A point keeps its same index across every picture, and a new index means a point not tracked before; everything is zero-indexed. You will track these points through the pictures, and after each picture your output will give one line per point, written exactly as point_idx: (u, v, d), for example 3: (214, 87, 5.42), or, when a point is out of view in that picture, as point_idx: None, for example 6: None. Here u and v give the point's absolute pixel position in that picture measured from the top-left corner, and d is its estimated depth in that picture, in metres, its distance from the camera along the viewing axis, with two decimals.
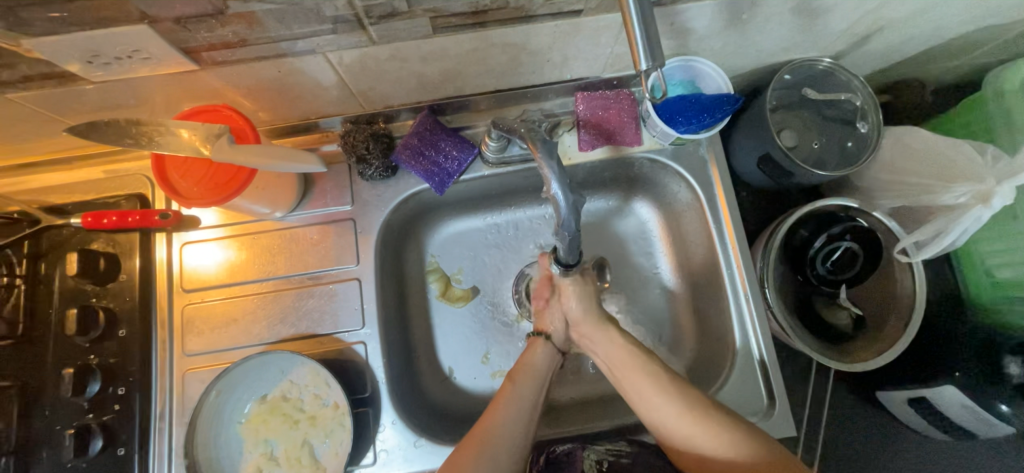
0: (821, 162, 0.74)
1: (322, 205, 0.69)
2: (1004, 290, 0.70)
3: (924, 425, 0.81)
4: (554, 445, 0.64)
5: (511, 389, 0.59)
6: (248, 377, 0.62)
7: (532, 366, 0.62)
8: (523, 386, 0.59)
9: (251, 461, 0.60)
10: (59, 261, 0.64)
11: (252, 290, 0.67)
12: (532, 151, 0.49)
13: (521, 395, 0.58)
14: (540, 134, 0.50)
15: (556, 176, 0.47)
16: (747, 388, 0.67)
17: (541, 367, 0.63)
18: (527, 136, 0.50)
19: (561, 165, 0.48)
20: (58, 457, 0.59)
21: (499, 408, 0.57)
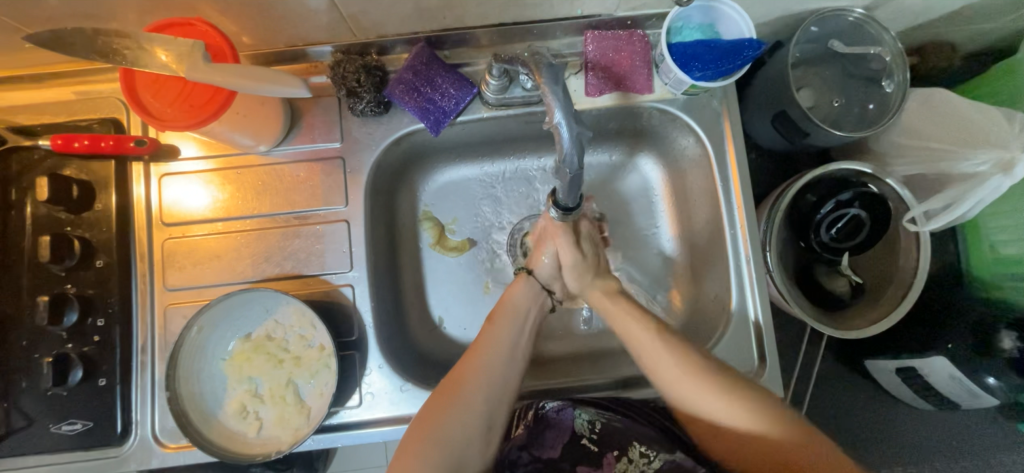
0: (838, 123, 0.70)
1: (309, 141, 0.65)
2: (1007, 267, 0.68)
3: (909, 396, 0.82)
4: (544, 403, 0.63)
5: (493, 331, 0.60)
6: (231, 315, 0.60)
7: (515, 306, 0.63)
8: (504, 326, 0.60)
9: (234, 397, 0.59)
10: (29, 186, 0.60)
11: (235, 227, 0.64)
12: (534, 79, 0.45)
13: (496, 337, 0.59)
14: (544, 59, 0.46)
15: (560, 105, 0.43)
16: (739, 347, 0.66)
17: (525, 309, 0.63)
18: (530, 61, 0.47)
19: (566, 94, 0.44)
20: (38, 384, 0.58)
21: (479, 347, 0.58)
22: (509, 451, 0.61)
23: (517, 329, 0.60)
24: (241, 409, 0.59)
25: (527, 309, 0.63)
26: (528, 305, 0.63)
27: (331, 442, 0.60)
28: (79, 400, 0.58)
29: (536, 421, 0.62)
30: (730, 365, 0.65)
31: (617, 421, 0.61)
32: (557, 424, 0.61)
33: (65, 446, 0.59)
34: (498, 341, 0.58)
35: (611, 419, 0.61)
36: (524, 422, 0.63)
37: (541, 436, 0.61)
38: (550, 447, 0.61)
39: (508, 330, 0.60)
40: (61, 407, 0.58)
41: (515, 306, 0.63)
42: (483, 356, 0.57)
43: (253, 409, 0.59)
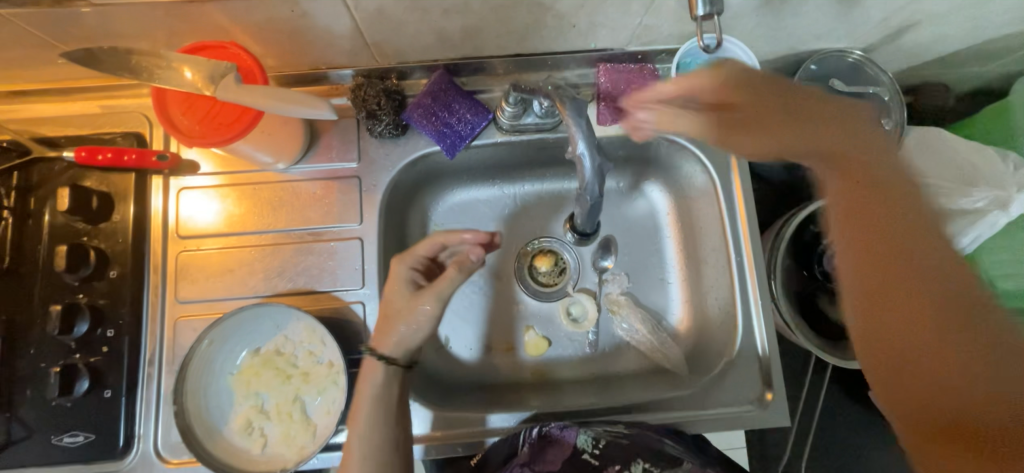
0: None
1: (327, 159, 0.67)
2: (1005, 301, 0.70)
3: None
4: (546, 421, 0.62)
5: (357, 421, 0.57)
6: (242, 329, 0.60)
7: (367, 389, 0.57)
8: (365, 417, 0.56)
9: (240, 413, 0.59)
10: (49, 195, 0.61)
11: (248, 241, 0.65)
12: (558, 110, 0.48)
13: (364, 445, 0.55)
14: (568, 91, 0.49)
15: (583, 134, 0.46)
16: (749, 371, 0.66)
17: (373, 382, 0.58)
18: (553, 94, 0.49)
19: (588, 124, 0.46)
20: (43, 394, 0.57)
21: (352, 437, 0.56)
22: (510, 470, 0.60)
23: (377, 416, 0.56)
24: (246, 425, 0.58)
25: (386, 400, 0.57)
26: (379, 380, 0.58)
27: (335, 462, 0.60)
28: (82, 412, 0.58)
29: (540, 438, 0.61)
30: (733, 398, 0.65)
31: (623, 437, 0.61)
32: (559, 440, 0.61)
33: (62, 459, 0.57)
34: (363, 436, 0.56)
35: (617, 434, 0.61)
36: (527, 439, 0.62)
37: (545, 452, 0.61)
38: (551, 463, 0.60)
39: (365, 416, 0.56)
40: (64, 418, 0.58)
41: (368, 390, 0.58)
42: (353, 448, 0.55)
43: (258, 425, 0.59)
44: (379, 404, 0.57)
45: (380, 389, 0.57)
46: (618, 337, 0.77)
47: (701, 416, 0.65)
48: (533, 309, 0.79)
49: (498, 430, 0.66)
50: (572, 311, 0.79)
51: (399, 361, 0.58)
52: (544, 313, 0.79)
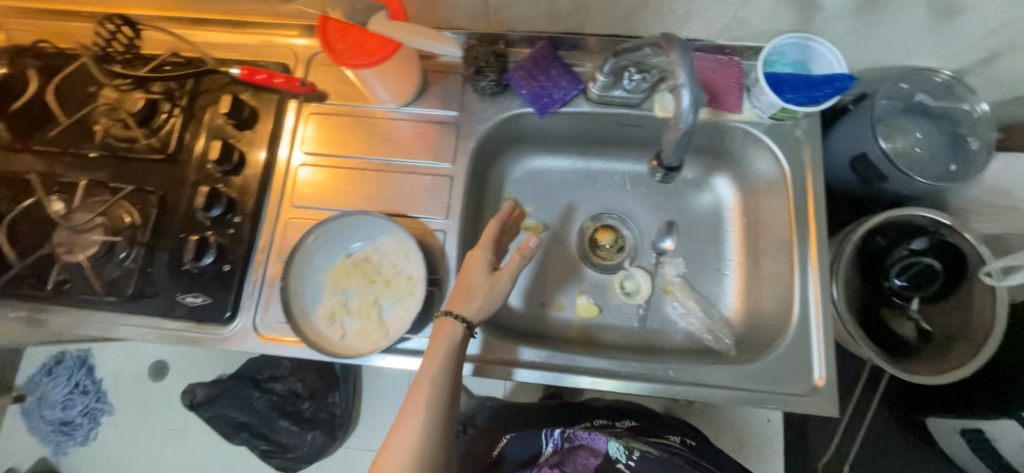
0: (921, 170, 0.74)
1: (431, 106, 0.76)
2: None
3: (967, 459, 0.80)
4: (571, 428, 0.72)
5: (416, 404, 0.58)
6: (342, 234, 0.69)
7: (437, 370, 0.59)
8: (429, 400, 0.58)
9: (327, 305, 0.68)
10: (209, 102, 0.74)
11: (356, 165, 0.75)
12: (666, 51, 0.54)
13: (431, 389, 0.58)
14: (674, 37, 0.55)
15: (687, 67, 0.52)
16: (802, 355, 0.65)
17: (449, 356, 0.61)
18: (661, 40, 0.56)
19: (692, 61, 0.53)
20: (179, 259, 0.69)
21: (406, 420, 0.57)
22: (541, 468, 0.71)
23: (438, 403, 0.58)
24: (331, 316, 0.67)
25: (452, 348, 0.61)
26: (452, 351, 0.61)
27: (398, 364, 0.66)
28: (204, 279, 0.69)
29: (565, 442, 0.72)
30: (781, 378, 0.65)
31: (651, 452, 0.69)
32: (586, 445, 0.71)
33: (183, 314, 0.68)
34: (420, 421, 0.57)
35: (647, 450, 0.69)
36: (553, 444, 0.72)
37: (574, 455, 0.72)
38: (582, 465, 0.71)
39: (428, 401, 0.58)
40: (190, 281, 0.69)
41: (438, 369, 0.60)
42: (413, 418, 0.57)
43: (341, 318, 0.67)
44: (444, 390, 0.59)
45: (450, 366, 0.60)
46: (668, 317, 0.80)
47: (745, 392, 0.65)
48: (588, 277, 0.84)
49: (529, 366, 0.68)
50: (627, 285, 0.83)
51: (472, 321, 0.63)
52: (598, 283, 0.84)
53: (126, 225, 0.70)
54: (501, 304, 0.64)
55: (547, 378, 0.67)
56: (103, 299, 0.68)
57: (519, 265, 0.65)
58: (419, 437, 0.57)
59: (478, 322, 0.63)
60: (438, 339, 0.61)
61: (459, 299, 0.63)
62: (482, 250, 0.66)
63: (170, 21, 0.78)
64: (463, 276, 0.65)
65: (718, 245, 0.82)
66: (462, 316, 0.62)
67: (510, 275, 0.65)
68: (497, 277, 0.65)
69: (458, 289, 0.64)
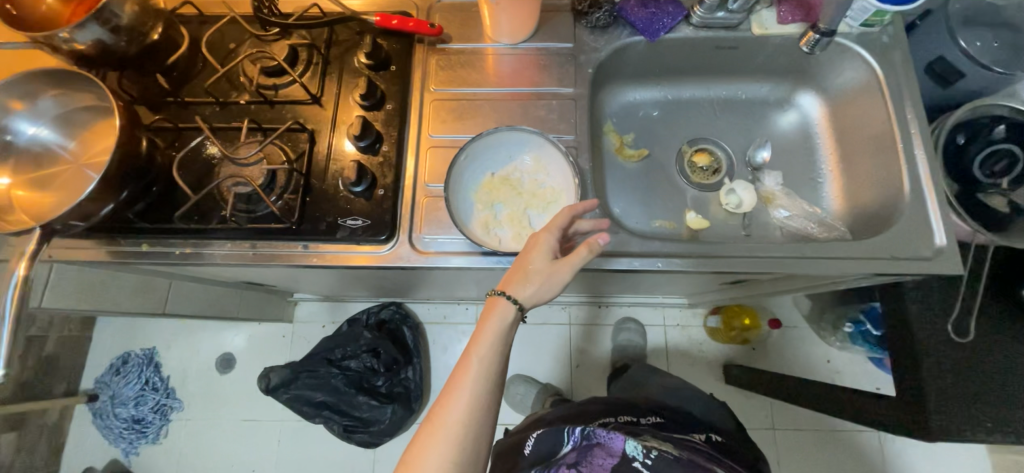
0: (1001, 59, 0.80)
1: (546, 41, 0.83)
2: None
3: None
4: (590, 426, 0.71)
5: (464, 378, 0.61)
6: (487, 154, 0.75)
7: (487, 348, 0.62)
8: (477, 375, 0.61)
9: (480, 217, 0.73)
10: (346, 49, 0.81)
11: (483, 97, 0.81)
12: None
13: (481, 366, 0.61)
14: None
15: None
16: (924, 222, 0.71)
17: (500, 335, 0.63)
18: None
19: None
20: (335, 187, 0.75)
21: (455, 392, 0.60)
22: (558, 468, 0.67)
23: (486, 382, 0.61)
24: (486, 225, 0.73)
25: (505, 332, 0.63)
26: (503, 331, 0.63)
27: None
28: (361, 204, 0.74)
29: (583, 439, 0.70)
30: (904, 247, 0.71)
31: (670, 453, 0.65)
32: (603, 443, 0.68)
33: (344, 236, 0.73)
34: (468, 395, 0.60)
35: (665, 450, 0.65)
36: (573, 441, 0.71)
37: (591, 454, 0.67)
38: (598, 466, 0.66)
39: (478, 377, 0.61)
40: (347, 207, 0.74)
41: (488, 344, 0.62)
42: (461, 393, 0.60)
43: (495, 227, 0.73)
44: (494, 367, 0.62)
45: (501, 343, 0.63)
46: (774, 223, 0.86)
47: (873, 261, 0.71)
48: (692, 196, 0.91)
49: (675, 256, 0.74)
50: (730, 198, 0.89)
51: (523, 305, 0.64)
52: (703, 199, 0.90)
53: (283, 161, 0.75)
54: (554, 293, 0.64)
55: (692, 265, 0.72)
56: (268, 229, 0.72)
57: (583, 259, 0.64)
58: (466, 410, 0.60)
59: (527, 305, 0.64)
60: (489, 320, 0.63)
61: (517, 281, 0.64)
62: (546, 235, 0.66)
63: None
64: (524, 256, 0.65)
65: (811, 154, 0.90)
66: (515, 299, 0.63)
67: (571, 266, 0.64)
68: (558, 266, 0.64)
69: (518, 270, 0.64)
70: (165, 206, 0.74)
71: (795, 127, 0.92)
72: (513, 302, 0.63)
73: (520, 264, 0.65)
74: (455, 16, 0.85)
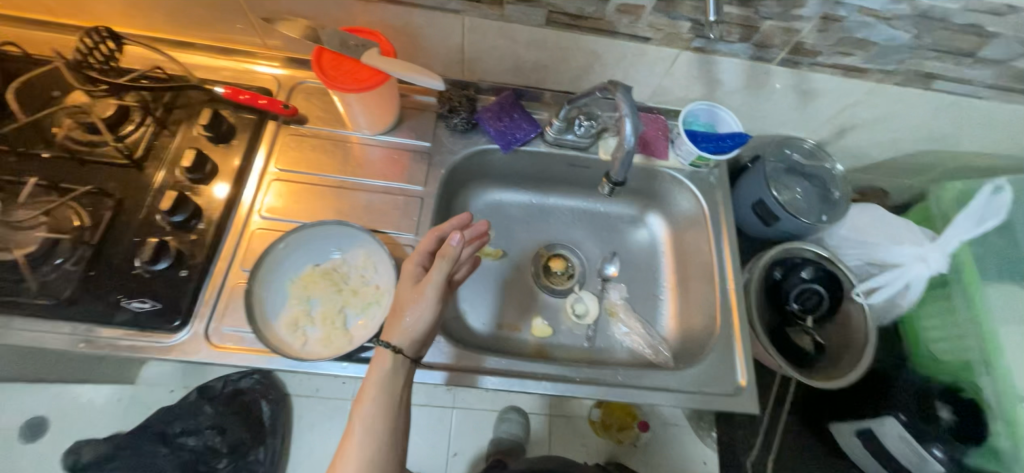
0: (807, 210, 0.91)
1: (405, 137, 0.85)
2: (940, 364, 0.93)
3: (865, 457, 0.98)
4: None
5: (355, 437, 0.59)
6: (312, 244, 0.72)
7: (374, 403, 0.59)
8: (362, 441, 0.58)
9: (289, 312, 0.68)
10: (186, 116, 0.77)
11: (329, 184, 0.79)
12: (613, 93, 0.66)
13: (376, 410, 0.59)
14: (619, 82, 0.67)
15: (628, 104, 0.63)
16: (729, 354, 0.76)
17: (387, 382, 0.60)
18: (609, 83, 0.67)
19: (633, 101, 0.64)
20: (128, 262, 0.67)
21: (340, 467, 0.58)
22: None
23: (371, 445, 0.58)
24: (293, 323, 0.67)
25: (395, 378, 0.61)
26: (387, 379, 0.60)
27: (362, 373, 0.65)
28: (156, 284, 0.67)
29: None
30: (709, 382, 0.74)
31: None
32: None
33: (125, 320, 0.64)
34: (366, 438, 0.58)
35: None
36: None
37: None
38: None
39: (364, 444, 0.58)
40: (137, 286, 0.66)
41: (378, 393, 0.60)
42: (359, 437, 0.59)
43: (303, 325, 0.67)
44: (385, 419, 0.59)
45: (391, 391, 0.60)
46: (615, 337, 0.88)
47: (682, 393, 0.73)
48: (543, 300, 0.91)
49: (494, 370, 0.72)
50: (577, 309, 0.90)
51: (405, 351, 0.62)
52: (552, 306, 0.91)
53: (74, 227, 0.67)
54: (429, 319, 0.62)
55: (508, 384, 0.71)
56: (31, 304, 0.63)
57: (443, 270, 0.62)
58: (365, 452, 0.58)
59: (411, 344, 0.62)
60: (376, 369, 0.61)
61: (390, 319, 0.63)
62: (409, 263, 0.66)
63: (155, 39, 0.82)
64: (398, 294, 0.65)
65: (655, 272, 0.94)
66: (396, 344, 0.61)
67: (435, 281, 0.62)
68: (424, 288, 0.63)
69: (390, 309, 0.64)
70: None
71: (644, 245, 0.97)
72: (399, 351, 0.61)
73: (395, 305, 0.64)
74: (317, 99, 0.85)
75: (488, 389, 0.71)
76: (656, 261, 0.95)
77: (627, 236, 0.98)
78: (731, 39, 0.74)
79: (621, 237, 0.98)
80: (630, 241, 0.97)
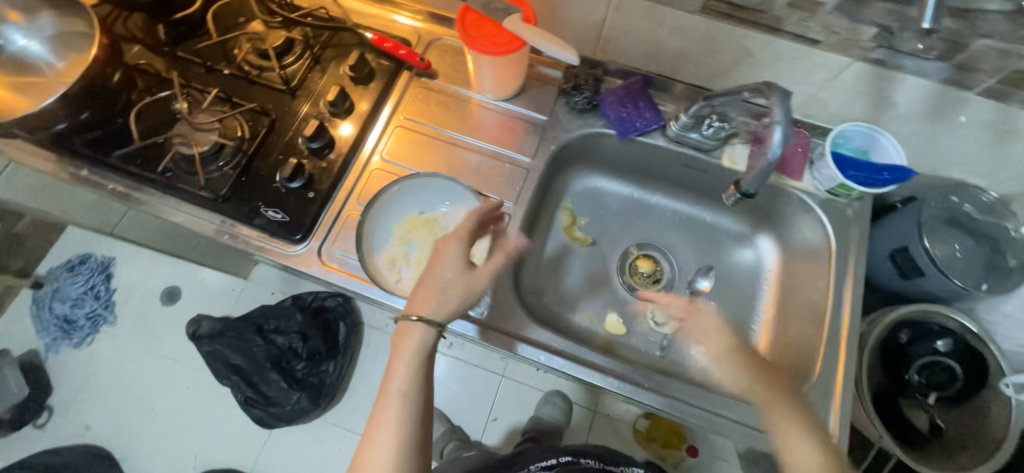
0: (965, 271, 0.76)
1: (523, 107, 0.85)
2: None
3: None
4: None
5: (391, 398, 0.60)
6: (421, 192, 0.76)
7: (406, 366, 0.61)
8: (398, 401, 0.60)
9: (390, 250, 0.74)
10: (336, 55, 0.85)
11: (445, 139, 0.83)
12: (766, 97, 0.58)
13: (411, 372, 0.61)
14: (776, 83, 0.59)
15: (783, 112, 0.57)
16: (821, 409, 0.69)
17: (420, 351, 0.62)
18: (763, 84, 0.60)
19: (791, 111, 0.57)
20: (271, 176, 0.77)
21: (366, 460, 0.58)
22: None
23: (405, 405, 0.59)
24: (392, 261, 0.73)
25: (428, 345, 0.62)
26: (421, 349, 0.62)
27: None
28: (288, 199, 0.76)
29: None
30: None
31: None
32: None
33: (260, 225, 0.74)
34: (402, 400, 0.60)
35: None
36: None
37: None
38: None
39: (389, 440, 0.58)
40: (274, 198, 0.75)
41: (409, 356, 0.62)
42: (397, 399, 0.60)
43: (400, 265, 0.73)
44: (417, 382, 0.61)
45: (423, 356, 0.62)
46: (691, 354, 0.84)
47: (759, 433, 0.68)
48: (623, 298, 0.89)
49: (564, 353, 0.73)
50: (657, 315, 0.86)
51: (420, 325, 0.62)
52: (632, 306, 0.88)
53: (236, 136, 0.77)
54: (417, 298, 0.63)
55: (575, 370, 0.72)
56: (196, 194, 0.74)
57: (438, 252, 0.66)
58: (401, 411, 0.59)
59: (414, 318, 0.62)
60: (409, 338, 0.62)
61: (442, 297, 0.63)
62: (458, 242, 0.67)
63: None
64: (433, 270, 0.64)
65: (753, 298, 0.86)
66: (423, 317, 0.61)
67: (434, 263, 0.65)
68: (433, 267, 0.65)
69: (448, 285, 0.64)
70: (113, 143, 0.76)
71: (746, 267, 0.89)
72: (423, 323, 0.62)
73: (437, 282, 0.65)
74: (449, 56, 0.88)
75: (553, 369, 0.72)
76: (756, 287, 0.87)
77: (730, 254, 0.90)
78: (925, 54, 0.62)
79: (722, 253, 0.91)
80: (732, 259, 0.90)
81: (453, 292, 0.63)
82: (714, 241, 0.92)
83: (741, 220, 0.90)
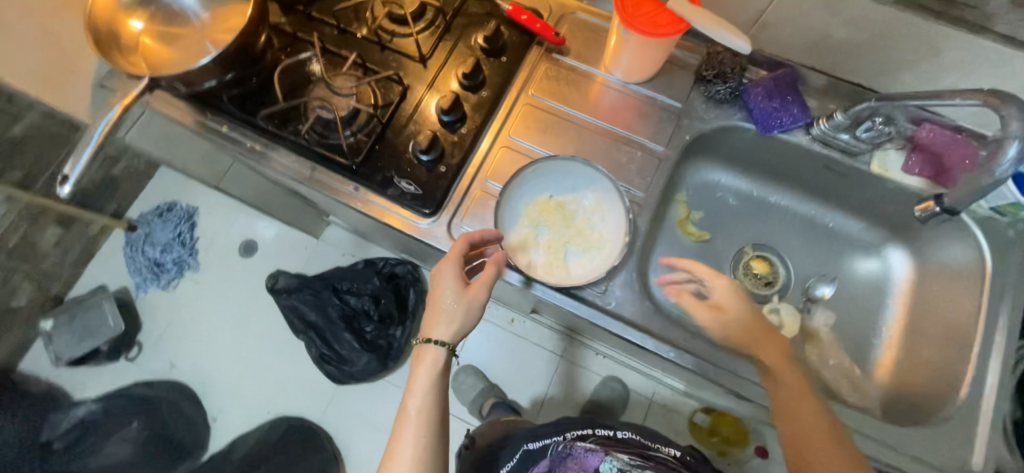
0: None
1: (657, 91, 0.81)
2: None
3: None
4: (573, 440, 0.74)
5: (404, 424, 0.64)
6: (553, 175, 0.75)
7: (418, 396, 0.64)
8: (413, 428, 0.63)
9: (521, 232, 0.73)
10: (468, 25, 0.82)
11: (574, 120, 0.80)
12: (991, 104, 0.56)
13: (423, 403, 0.64)
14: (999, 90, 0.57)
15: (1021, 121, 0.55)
16: (965, 435, 0.67)
17: (436, 377, 0.64)
18: (984, 90, 0.57)
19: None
20: (403, 147, 0.76)
21: None
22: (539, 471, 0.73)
23: (419, 432, 0.63)
24: (523, 241, 0.73)
25: (439, 373, 0.65)
26: (436, 374, 0.64)
27: (575, 308, 0.70)
28: (421, 172, 0.75)
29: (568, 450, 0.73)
30: (941, 457, 0.65)
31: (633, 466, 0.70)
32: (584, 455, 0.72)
33: (394, 195, 0.74)
34: (416, 426, 0.63)
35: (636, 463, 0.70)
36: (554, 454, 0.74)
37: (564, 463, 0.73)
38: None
39: (405, 464, 0.62)
40: (408, 170, 0.75)
41: (422, 386, 0.64)
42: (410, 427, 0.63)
43: (531, 247, 0.73)
44: (431, 409, 0.64)
45: (437, 386, 0.64)
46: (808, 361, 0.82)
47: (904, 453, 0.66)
48: None
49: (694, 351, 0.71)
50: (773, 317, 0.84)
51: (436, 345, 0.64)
52: None
53: (371, 104, 0.77)
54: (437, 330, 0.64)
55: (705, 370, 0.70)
56: (335, 160, 0.75)
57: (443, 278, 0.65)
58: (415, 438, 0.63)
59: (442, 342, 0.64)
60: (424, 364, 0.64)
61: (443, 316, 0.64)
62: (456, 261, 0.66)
63: None
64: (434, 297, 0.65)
65: (875, 310, 0.83)
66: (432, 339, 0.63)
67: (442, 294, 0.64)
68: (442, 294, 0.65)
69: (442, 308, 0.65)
70: (256, 101, 0.77)
71: (871, 277, 0.85)
72: (437, 343, 0.63)
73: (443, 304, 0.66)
74: (582, 33, 0.84)
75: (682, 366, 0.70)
76: (880, 299, 0.83)
77: (854, 262, 0.86)
78: None
79: (845, 260, 0.86)
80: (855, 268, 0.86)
81: (456, 313, 0.63)
82: (838, 247, 0.87)
83: (872, 228, 0.85)
